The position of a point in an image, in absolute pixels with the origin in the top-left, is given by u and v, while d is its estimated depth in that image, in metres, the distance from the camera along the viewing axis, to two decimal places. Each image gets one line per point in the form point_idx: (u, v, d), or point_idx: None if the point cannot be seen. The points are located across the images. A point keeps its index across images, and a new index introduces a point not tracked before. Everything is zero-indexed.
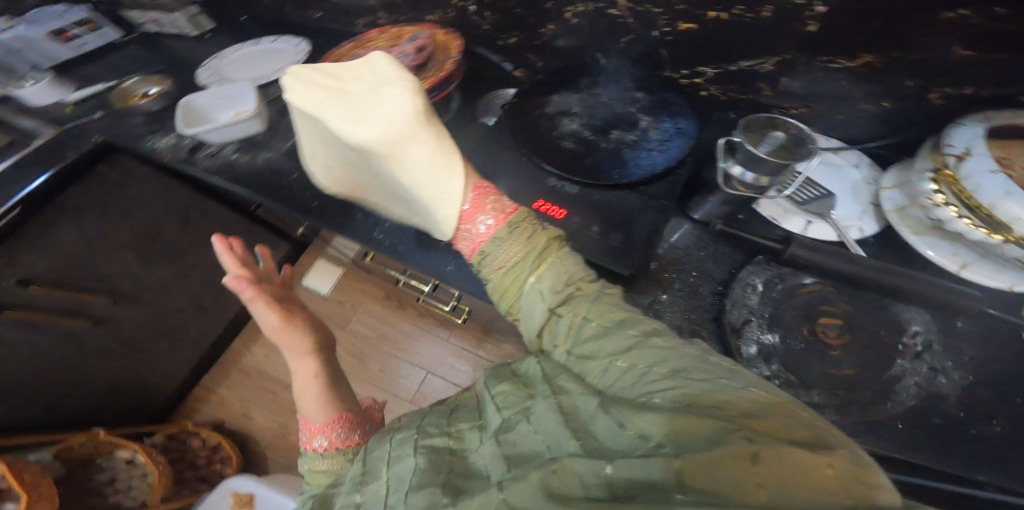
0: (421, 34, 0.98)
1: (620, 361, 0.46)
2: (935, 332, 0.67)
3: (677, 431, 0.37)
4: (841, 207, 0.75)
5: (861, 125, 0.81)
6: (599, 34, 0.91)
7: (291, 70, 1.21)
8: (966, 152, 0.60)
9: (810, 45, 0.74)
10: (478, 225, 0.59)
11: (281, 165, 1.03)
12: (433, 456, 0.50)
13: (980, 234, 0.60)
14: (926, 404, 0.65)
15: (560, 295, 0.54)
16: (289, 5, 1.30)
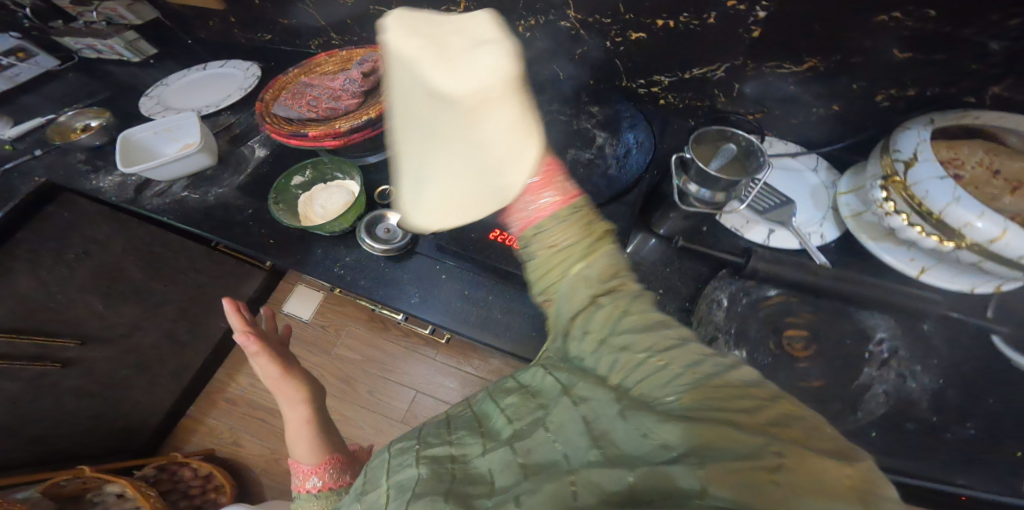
0: (371, 55, 0.96)
1: (653, 360, 0.42)
2: (898, 337, 0.68)
3: (711, 443, 0.35)
4: (802, 214, 0.75)
5: (814, 129, 0.81)
6: (555, 47, 0.90)
7: (243, 96, 1.18)
8: (913, 157, 0.60)
9: (758, 51, 0.74)
10: (539, 199, 0.57)
11: (237, 201, 0.99)
12: (432, 468, 0.41)
13: (933, 241, 0.60)
14: (897, 411, 0.65)
15: (605, 281, 0.49)
16: (241, 30, 1.27)
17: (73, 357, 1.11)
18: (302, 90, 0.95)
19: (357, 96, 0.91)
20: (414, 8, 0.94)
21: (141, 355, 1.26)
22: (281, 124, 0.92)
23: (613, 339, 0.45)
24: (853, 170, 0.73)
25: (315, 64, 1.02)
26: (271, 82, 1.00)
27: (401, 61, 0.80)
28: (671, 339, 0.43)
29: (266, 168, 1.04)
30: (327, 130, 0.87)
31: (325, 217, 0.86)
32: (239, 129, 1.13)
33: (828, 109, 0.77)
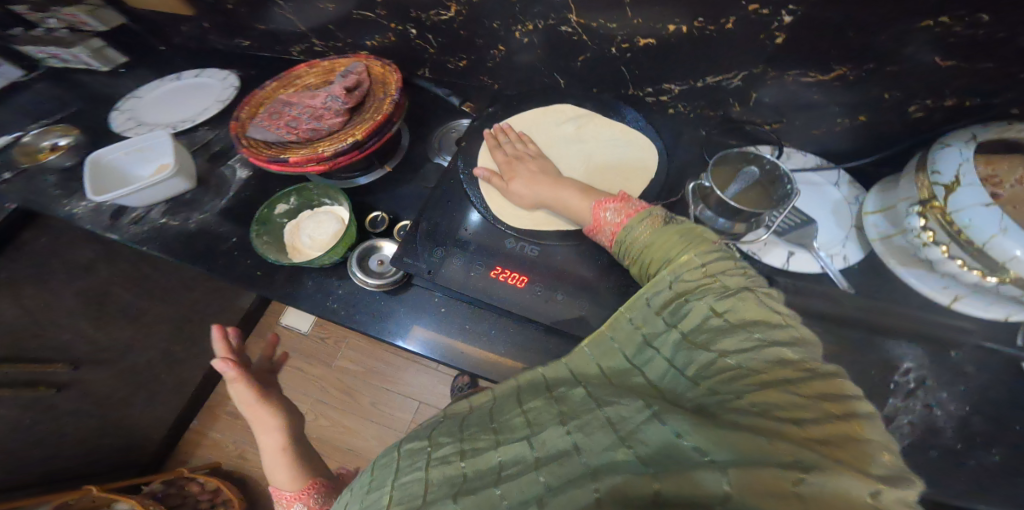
0: (355, 66, 0.89)
1: (728, 360, 0.39)
2: (924, 365, 0.61)
3: (754, 446, 0.32)
4: (824, 234, 0.70)
5: (838, 140, 0.75)
6: (555, 55, 0.83)
7: (221, 110, 1.11)
8: (954, 182, 0.54)
9: (779, 58, 0.67)
10: (612, 215, 0.61)
11: (214, 227, 0.93)
12: (445, 470, 0.37)
13: (974, 275, 0.55)
14: (922, 437, 0.58)
15: (692, 275, 0.47)
16: (220, 35, 1.20)
17: (68, 382, 1.09)
18: (281, 108, 0.88)
19: (341, 110, 0.83)
20: (400, 13, 0.87)
21: (139, 372, 1.26)
22: (259, 148, 0.85)
23: (694, 336, 0.42)
24: (884, 185, 0.67)
25: (295, 77, 0.95)
26: (247, 99, 0.93)
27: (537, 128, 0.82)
28: (755, 341, 0.40)
29: (245, 191, 0.97)
30: (309, 154, 0.79)
31: (313, 248, 0.80)
32: (217, 147, 1.07)
33: (855, 120, 0.70)
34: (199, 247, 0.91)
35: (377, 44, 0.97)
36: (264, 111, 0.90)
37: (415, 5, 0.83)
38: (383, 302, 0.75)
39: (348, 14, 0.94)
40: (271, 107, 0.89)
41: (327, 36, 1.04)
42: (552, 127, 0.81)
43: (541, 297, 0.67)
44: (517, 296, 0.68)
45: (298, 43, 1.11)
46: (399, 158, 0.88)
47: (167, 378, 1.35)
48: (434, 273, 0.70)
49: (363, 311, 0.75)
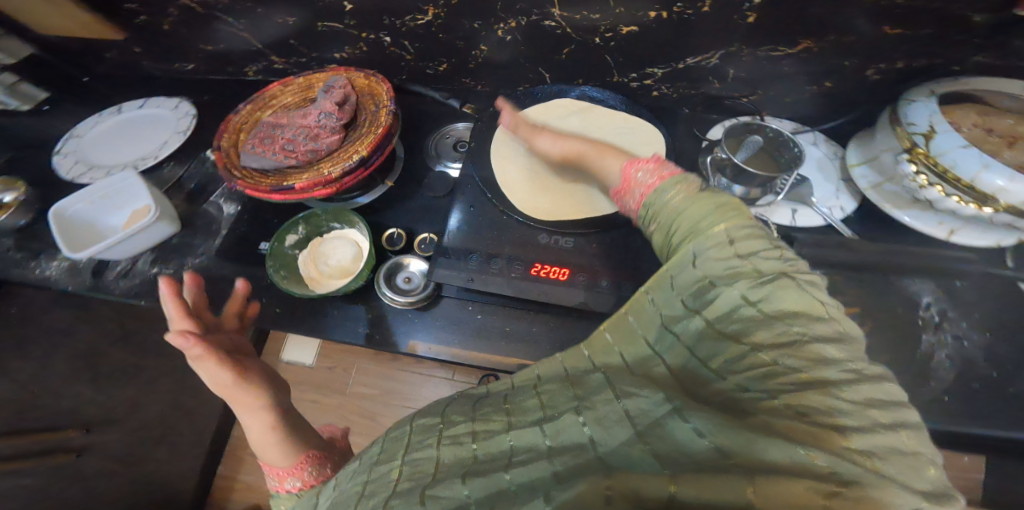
0: (336, 80, 0.88)
1: (760, 357, 0.39)
2: (941, 299, 0.69)
3: (773, 451, 0.32)
4: (819, 190, 0.79)
5: (807, 105, 0.83)
6: (538, 49, 0.85)
7: (183, 143, 1.05)
8: (931, 129, 0.64)
9: (752, 36, 0.73)
10: (644, 176, 0.60)
11: (217, 269, 0.89)
12: (458, 450, 0.41)
13: (968, 207, 0.64)
14: (963, 371, 0.63)
15: (720, 253, 0.45)
16: (158, 61, 1.13)
17: (84, 446, 1.06)
18: (270, 132, 0.86)
19: (337, 129, 0.84)
20: (372, 21, 0.86)
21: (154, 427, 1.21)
22: (257, 177, 0.83)
23: (723, 327, 0.42)
24: (860, 140, 0.78)
25: (271, 97, 0.93)
26: (223, 125, 0.89)
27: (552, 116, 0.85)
28: (795, 335, 0.38)
29: (238, 227, 0.93)
30: (316, 178, 0.79)
31: (336, 275, 0.79)
32: (193, 184, 1.01)
33: (822, 86, 0.79)
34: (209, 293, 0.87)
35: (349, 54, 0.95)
36: (250, 136, 0.87)
37: (387, 11, 0.83)
38: (427, 318, 0.76)
39: (310, 26, 0.92)
40: (258, 131, 0.86)
41: (287, 52, 1.02)
42: (552, 116, 0.84)
43: (586, 288, 0.70)
44: (561, 289, 0.70)
45: (252, 62, 1.08)
46: (399, 171, 0.89)
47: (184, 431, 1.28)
48: (476, 280, 0.71)
49: (413, 331, 0.75)
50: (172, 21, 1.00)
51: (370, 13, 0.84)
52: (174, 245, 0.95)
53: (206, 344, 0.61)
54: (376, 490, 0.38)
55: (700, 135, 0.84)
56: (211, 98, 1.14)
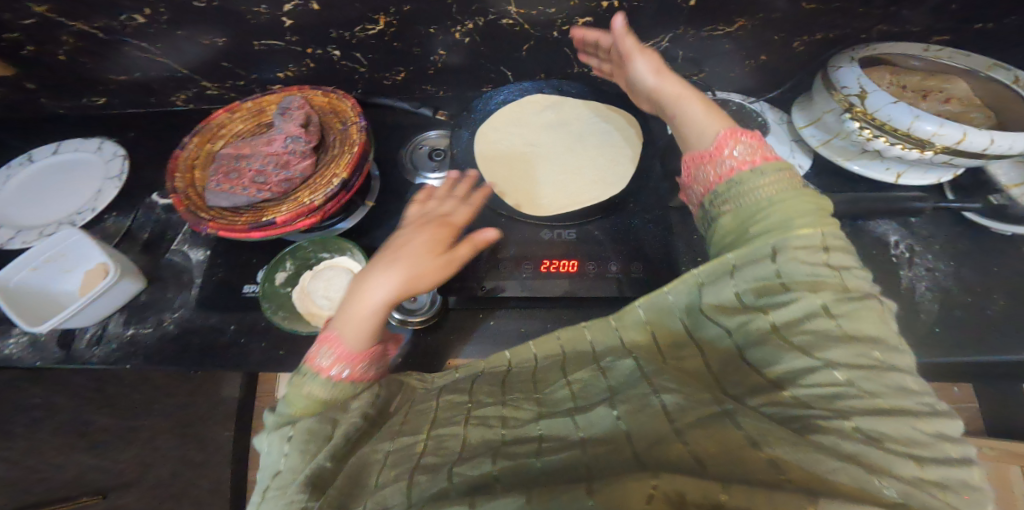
0: (292, 101, 0.83)
1: (834, 374, 0.42)
2: (908, 237, 0.83)
3: (842, 472, 0.36)
4: (778, 151, 0.86)
5: (745, 78, 0.94)
6: (496, 47, 0.88)
7: (121, 192, 0.97)
8: (862, 90, 0.73)
9: (695, 18, 0.80)
10: (738, 151, 0.61)
11: (216, 320, 0.86)
12: (484, 430, 0.48)
13: (911, 152, 0.74)
14: (945, 300, 0.78)
15: (808, 256, 0.50)
16: (61, 98, 1.02)
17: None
18: (233, 165, 0.78)
19: (308, 151, 0.78)
20: (318, 36, 0.86)
21: (168, 484, 1.22)
22: (229, 217, 0.75)
23: (791, 336, 0.46)
24: (802, 105, 0.87)
25: (219, 126, 0.85)
26: (172, 163, 0.79)
27: (511, 116, 0.91)
28: (872, 359, 0.43)
29: (216, 273, 0.90)
30: (298, 208, 0.74)
31: (332, 307, 0.77)
32: (146, 233, 0.94)
33: (758, 60, 0.89)
34: (210, 347, 0.84)
35: (297, 70, 0.95)
36: (209, 173, 0.78)
37: (335, 24, 0.83)
38: (458, 333, 0.78)
39: (245, 46, 0.88)
40: (218, 166, 0.78)
41: (220, 76, 0.96)
42: (529, 114, 0.91)
43: (597, 279, 0.73)
44: (576, 279, 0.73)
45: (178, 89, 1.00)
46: (378, 190, 0.90)
47: (199, 481, 1.25)
48: (486, 288, 0.74)
49: (445, 346, 0.77)
50: (65, 50, 0.89)
51: (316, 28, 0.84)
52: (146, 302, 0.89)
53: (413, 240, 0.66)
54: (401, 460, 0.46)
55: None
56: (138, 134, 1.05)
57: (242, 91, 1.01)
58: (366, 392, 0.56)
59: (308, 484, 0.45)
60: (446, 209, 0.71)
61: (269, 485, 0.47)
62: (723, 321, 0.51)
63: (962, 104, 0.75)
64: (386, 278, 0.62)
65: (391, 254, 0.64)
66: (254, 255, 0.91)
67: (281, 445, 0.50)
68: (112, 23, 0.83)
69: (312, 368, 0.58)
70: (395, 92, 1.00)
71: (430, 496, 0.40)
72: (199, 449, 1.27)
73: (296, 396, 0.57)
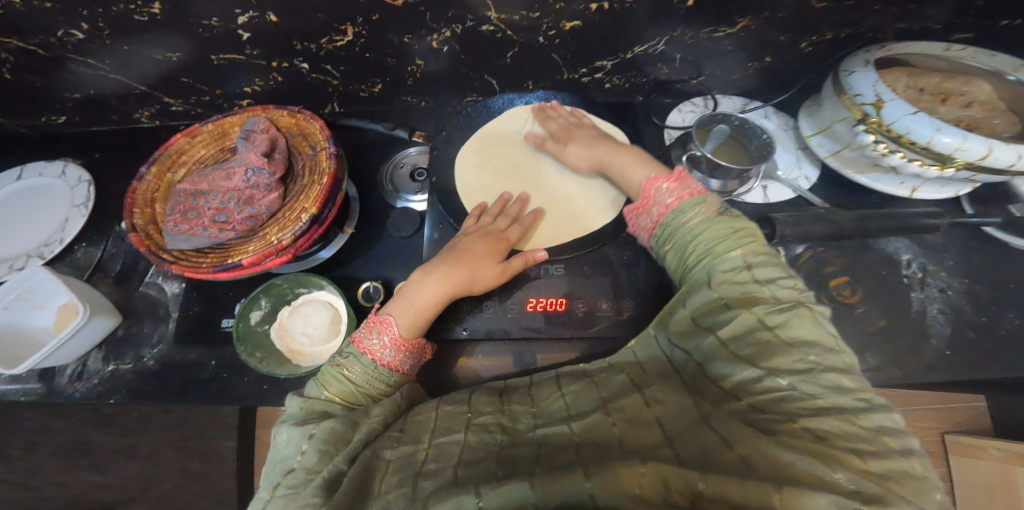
0: (257, 122, 0.78)
1: (777, 381, 0.43)
2: (920, 254, 0.78)
3: (802, 462, 0.38)
4: (782, 161, 0.83)
5: (746, 80, 0.89)
6: (475, 54, 0.81)
7: (90, 220, 0.93)
8: (878, 99, 0.65)
9: (691, 20, 0.74)
10: (664, 194, 0.64)
11: (192, 357, 0.82)
12: (484, 433, 0.50)
13: (930, 170, 0.67)
14: (957, 322, 0.73)
15: (738, 277, 0.51)
16: (16, 117, 0.95)
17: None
18: (191, 203, 0.74)
19: (273, 182, 0.74)
20: (281, 49, 0.78)
21: (174, 496, 1.20)
22: (194, 258, 0.71)
23: (737, 349, 0.47)
24: (809, 111, 0.81)
25: (179, 152, 0.80)
26: (129, 198, 0.74)
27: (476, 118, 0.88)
28: (809, 363, 0.43)
29: (193, 306, 0.86)
30: (265, 248, 0.70)
31: (314, 345, 0.73)
32: (118, 265, 0.90)
33: (762, 61, 0.84)
34: (190, 384, 0.80)
35: (262, 85, 0.88)
36: (166, 211, 0.74)
37: (298, 35, 0.75)
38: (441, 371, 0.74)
39: (202, 60, 0.81)
40: (176, 205, 0.73)
41: (181, 91, 0.89)
42: (511, 129, 0.87)
43: (585, 318, 0.72)
44: (564, 322, 0.72)
45: (140, 107, 0.94)
46: (356, 216, 0.86)
47: (207, 493, 1.20)
48: (471, 329, 0.72)
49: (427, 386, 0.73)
50: (7, 67, 0.81)
51: (276, 39, 0.76)
52: (122, 338, 0.85)
53: (479, 243, 0.70)
54: (404, 466, 0.47)
55: (657, 120, 0.90)
56: (105, 154, 0.99)
57: (208, 106, 0.94)
58: (389, 399, 0.58)
59: (322, 488, 0.45)
60: (501, 223, 0.74)
61: (280, 482, 0.47)
62: (682, 344, 0.53)
63: (983, 108, 0.68)
64: (451, 276, 0.67)
65: (454, 255, 0.69)
66: (230, 287, 0.87)
67: (301, 440, 0.50)
68: (50, 39, 0.75)
69: (359, 348, 0.60)
70: (373, 104, 0.94)
71: (437, 489, 0.43)
72: (202, 461, 1.23)
73: (332, 372, 0.59)
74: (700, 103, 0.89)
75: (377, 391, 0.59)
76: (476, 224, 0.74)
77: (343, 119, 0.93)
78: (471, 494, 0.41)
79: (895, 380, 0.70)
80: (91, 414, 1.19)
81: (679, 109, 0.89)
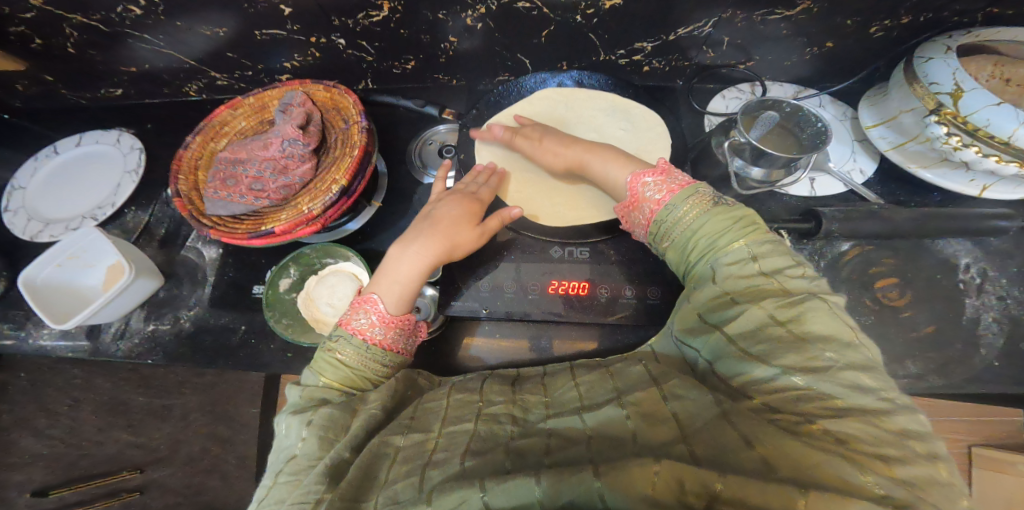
0: (294, 97, 0.80)
1: (792, 379, 0.41)
2: (980, 258, 0.72)
3: (828, 464, 0.35)
4: (835, 153, 0.79)
5: (797, 67, 0.85)
6: (514, 32, 0.81)
7: (139, 185, 0.98)
8: (957, 88, 0.61)
9: (744, 2, 0.71)
10: (652, 189, 0.61)
11: (224, 320, 0.86)
12: (496, 426, 0.49)
13: (1008, 166, 0.62)
14: (1012, 333, 0.68)
15: (744, 270, 0.49)
16: (78, 89, 1.01)
17: (144, 484, 1.22)
18: (230, 171, 0.76)
19: (307, 156, 0.76)
20: (320, 25, 0.80)
21: (199, 459, 1.27)
22: (230, 224, 0.74)
23: (748, 346, 0.45)
24: (872, 102, 0.77)
25: (222, 124, 0.83)
26: (175, 165, 0.77)
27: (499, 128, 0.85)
28: (828, 360, 0.41)
29: (228, 272, 0.90)
30: (297, 217, 0.71)
31: (337, 315, 0.74)
32: (163, 229, 0.95)
33: (821, 47, 0.79)
34: (221, 347, 0.84)
35: (303, 60, 0.90)
36: (207, 179, 0.77)
37: (335, 11, 0.76)
38: (458, 349, 0.74)
39: (247, 36, 0.83)
40: (217, 171, 0.77)
41: (228, 67, 0.93)
42: (547, 111, 0.84)
43: (608, 304, 0.70)
44: (586, 306, 0.70)
45: (189, 80, 0.98)
46: (384, 191, 0.87)
47: (229, 457, 1.28)
48: (491, 308, 0.71)
49: (445, 362, 0.73)
50: (73, 42, 0.87)
51: (316, 16, 0.77)
52: (162, 299, 0.89)
53: (453, 212, 0.70)
54: (413, 456, 0.47)
55: (698, 106, 0.87)
56: (157, 125, 1.05)
57: (250, 81, 0.97)
58: (384, 384, 0.58)
59: (326, 475, 0.45)
60: (473, 187, 0.75)
61: (282, 469, 0.48)
62: (691, 342, 0.51)
63: None
64: (432, 248, 0.67)
65: (431, 225, 0.69)
66: (262, 256, 0.90)
67: (300, 428, 0.51)
68: (109, 15, 0.79)
69: (348, 329, 0.61)
70: (408, 82, 0.95)
71: (444, 480, 0.42)
72: (228, 426, 1.30)
73: (326, 358, 0.59)
74: (746, 90, 0.86)
75: (372, 371, 0.59)
76: (449, 194, 0.74)
77: (375, 96, 0.93)
78: (475, 489, 0.40)
79: (934, 388, 0.66)
80: (131, 373, 1.26)
81: (722, 95, 0.85)
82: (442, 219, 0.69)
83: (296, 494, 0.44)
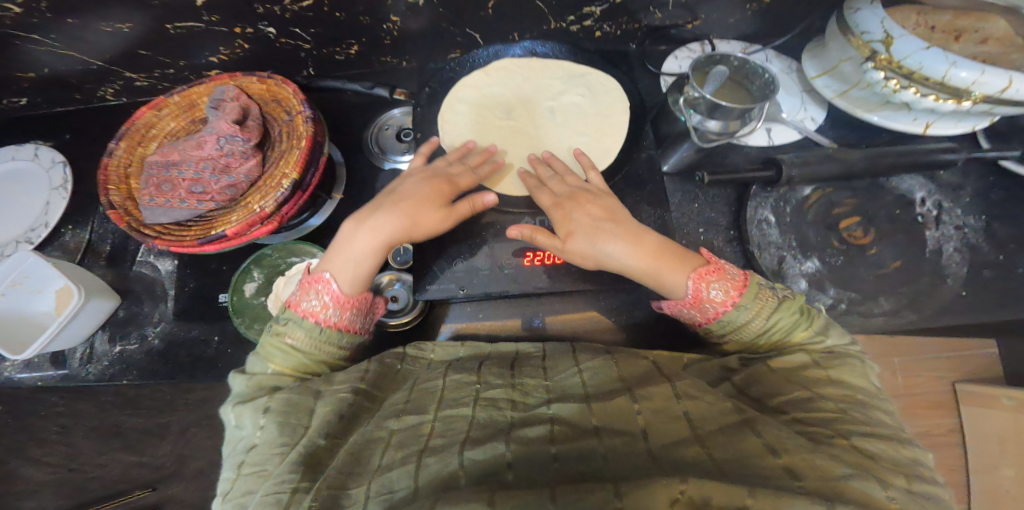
0: (225, 92, 0.75)
1: (828, 405, 0.48)
2: (935, 192, 0.78)
3: (854, 480, 0.38)
4: (786, 104, 0.81)
5: (743, 24, 0.85)
6: (455, 6, 0.76)
7: (72, 203, 0.91)
8: (887, 36, 0.63)
9: None
10: (715, 291, 0.59)
11: (200, 333, 0.84)
12: (495, 412, 0.51)
13: (947, 103, 0.65)
14: (973, 260, 0.74)
15: (811, 345, 0.56)
16: None
17: (159, 500, 1.23)
18: (164, 174, 0.72)
19: (249, 153, 0.72)
20: (241, 14, 0.73)
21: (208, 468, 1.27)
22: (177, 232, 0.70)
23: (794, 376, 0.52)
24: (814, 52, 0.79)
25: (148, 126, 0.77)
26: (102, 175, 0.71)
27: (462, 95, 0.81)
28: (857, 398, 0.49)
29: (191, 284, 0.87)
30: (248, 217, 0.68)
31: None
32: (108, 246, 0.89)
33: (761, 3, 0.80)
34: (198, 360, 0.82)
35: (230, 53, 0.83)
36: (140, 185, 0.72)
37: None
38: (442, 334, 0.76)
39: (160, 32, 0.75)
40: (150, 176, 0.72)
41: (144, 66, 0.84)
42: (503, 86, 0.82)
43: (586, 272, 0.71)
44: (565, 274, 0.71)
45: (103, 84, 0.89)
46: (343, 182, 0.85)
47: None
48: (467, 287, 0.70)
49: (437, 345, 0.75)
50: None
51: (235, 5, 0.70)
52: (123, 318, 0.86)
53: (416, 192, 0.67)
54: (406, 441, 0.48)
55: (653, 68, 0.86)
56: (78, 136, 0.95)
57: (174, 79, 0.89)
58: (355, 368, 0.59)
59: (300, 464, 0.46)
60: (453, 168, 0.72)
61: (245, 458, 0.49)
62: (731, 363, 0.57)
63: (1000, 45, 0.65)
64: (386, 226, 0.66)
65: (394, 202, 0.68)
66: (226, 263, 0.87)
67: (256, 417, 0.52)
68: None
69: (297, 311, 0.61)
70: (352, 68, 0.90)
71: (438, 469, 0.43)
72: None
73: (275, 342, 0.60)
74: (697, 49, 0.85)
75: (326, 353, 0.61)
76: (417, 172, 0.72)
77: (319, 81, 0.88)
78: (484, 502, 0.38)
79: (911, 322, 0.71)
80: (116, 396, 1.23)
81: (675, 55, 0.85)
82: (404, 199, 0.67)
83: (268, 484, 0.45)
